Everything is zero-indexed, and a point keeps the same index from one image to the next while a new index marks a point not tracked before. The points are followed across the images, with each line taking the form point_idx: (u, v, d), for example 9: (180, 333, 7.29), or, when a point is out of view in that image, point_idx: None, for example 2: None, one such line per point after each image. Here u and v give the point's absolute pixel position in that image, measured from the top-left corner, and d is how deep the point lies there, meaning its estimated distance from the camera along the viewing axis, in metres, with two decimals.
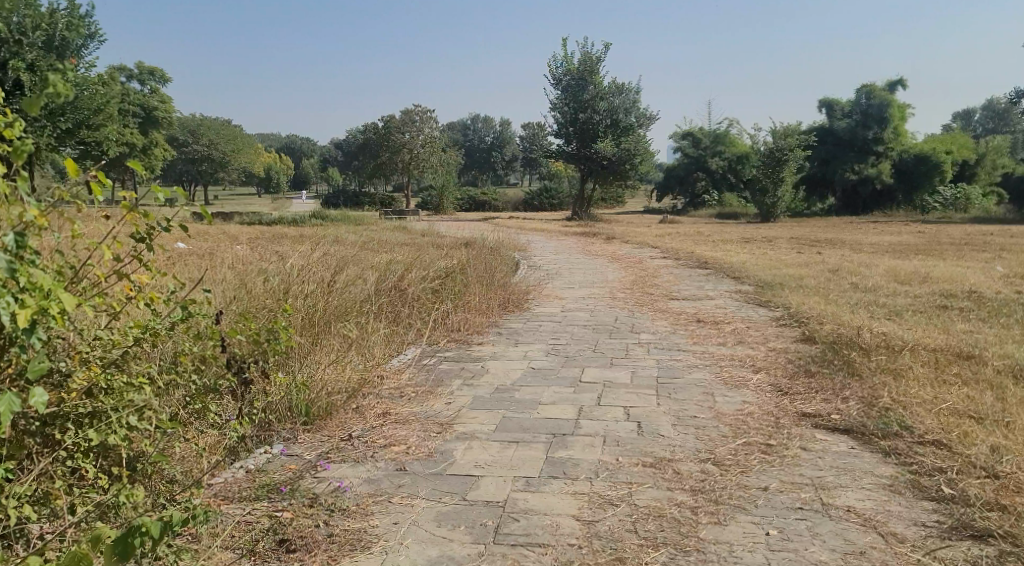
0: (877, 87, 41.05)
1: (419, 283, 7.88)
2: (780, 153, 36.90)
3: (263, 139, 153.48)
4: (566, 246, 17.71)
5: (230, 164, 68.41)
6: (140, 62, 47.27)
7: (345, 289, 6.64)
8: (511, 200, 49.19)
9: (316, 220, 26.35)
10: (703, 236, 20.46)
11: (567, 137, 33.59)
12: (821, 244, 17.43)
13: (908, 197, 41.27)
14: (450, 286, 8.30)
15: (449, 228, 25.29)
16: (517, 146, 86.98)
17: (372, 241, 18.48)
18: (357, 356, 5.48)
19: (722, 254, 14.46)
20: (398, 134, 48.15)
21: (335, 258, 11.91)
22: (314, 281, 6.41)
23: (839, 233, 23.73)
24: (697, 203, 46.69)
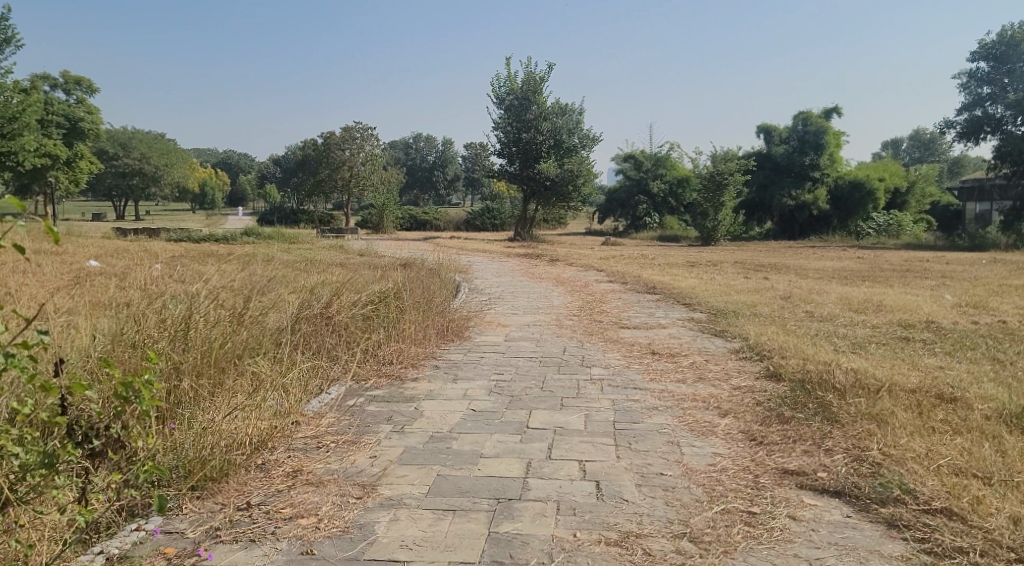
0: (813, 114, 42.05)
1: (350, 309, 7.03)
2: (721, 178, 37.25)
3: (197, 153, 149.01)
4: (508, 268, 17.14)
5: (162, 178, 65.70)
6: (65, 70, 44.68)
7: (260, 318, 5.77)
8: (452, 220, 48.48)
9: (248, 238, 25.10)
10: (648, 258, 20.20)
11: (509, 157, 33.15)
12: (767, 269, 17.29)
13: (842, 222, 42.28)
14: (383, 313, 7.48)
15: (388, 248, 24.45)
16: (459, 165, 86.53)
17: (306, 261, 17.52)
18: (268, 398, 4.63)
19: (668, 279, 14.06)
20: (337, 151, 46.99)
21: (260, 281, 10.95)
22: (222, 308, 5.52)
23: (782, 257, 23.84)
24: (638, 225, 46.85)
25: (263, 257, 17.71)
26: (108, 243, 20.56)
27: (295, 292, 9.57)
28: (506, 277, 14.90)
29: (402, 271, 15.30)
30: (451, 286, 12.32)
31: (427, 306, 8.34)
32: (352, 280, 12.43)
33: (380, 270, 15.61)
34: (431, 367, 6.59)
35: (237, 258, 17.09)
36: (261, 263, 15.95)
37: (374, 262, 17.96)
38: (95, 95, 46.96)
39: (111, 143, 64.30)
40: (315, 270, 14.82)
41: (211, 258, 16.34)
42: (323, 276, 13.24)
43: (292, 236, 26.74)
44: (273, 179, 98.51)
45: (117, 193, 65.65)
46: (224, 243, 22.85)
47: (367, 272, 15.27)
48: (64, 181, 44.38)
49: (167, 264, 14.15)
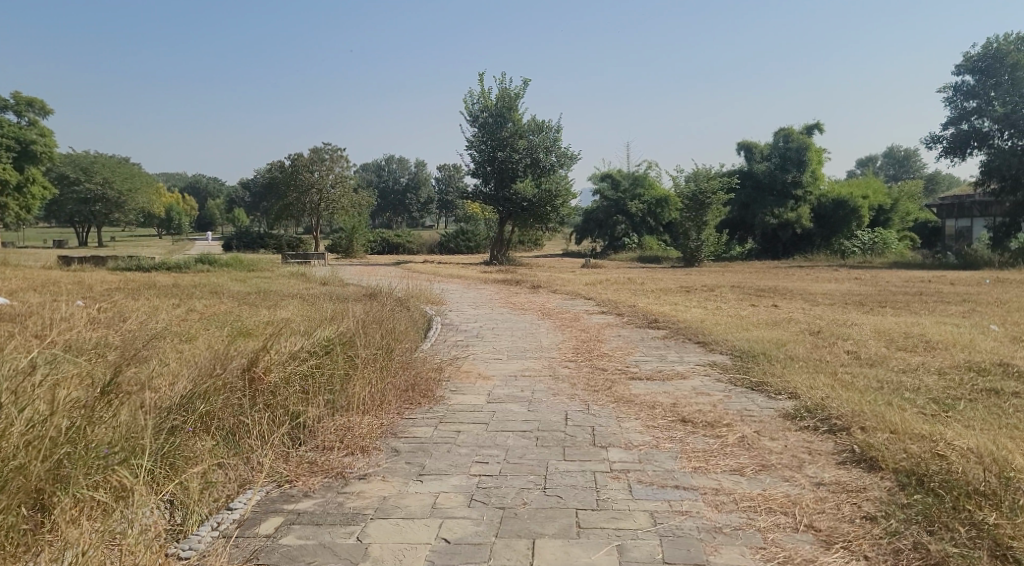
0: (794, 131, 41.14)
1: (280, 370, 5.20)
2: (703, 197, 35.98)
3: (165, 178, 146.06)
4: (487, 297, 15.46)
5: (126, 204, 63.00)
6: (15, 91, 42.41)
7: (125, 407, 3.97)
8: (426, 243, 46.76)
9: (203, 266, 23.14)
10: (637, 283, 18.62)
11: (484, 177, 31.58)
12: (770, 295, 15.75)
13: (827, 241, 41.23)
14: (328, 372, 5.64)
15: (356, 275, 22.63)
16: (432, 186, 84.95)
17: (261, 292, 15.67)
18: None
19: (668, 308, 12.43)
20: (305, 173, 45.14)
21: (198, 325, 9.14)
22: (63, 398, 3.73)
23: (777, 280, 22.39)
24: (617, 246, 45.45)
25: (213, 289, 15.84)
26: (40, 274, 18.51)
27: (232, 338, 7.77)
28: (485, 309, 13.19)
29: (368, 303, 13.56)
30: (422, 324, 10.57)
31: (388, 351, 6.58)
32: (314, 316, 10.67)
33: (344, 303, 13.85)
34: (389, 449, 4.78)
35: (182, 290, 15.20)
36: (209, 296, 14.13)
37: (337, 292, 16.16)
38: (48, 116, 44.58)
39: (71, 167, 61.67)
40: (271, 304, 13.10)
41: (150, 291, 14.47)
42: (275, 312, 11.44)
43: (252, 263, 24.83)
44: (242, 203, 95.92)
45: (78, 220, 63.00)
46: (174, 272, 20.91)
47: (329, 305, 13.52)
48: (14, 208, 41.91)
49: (95, 299, 12.26)
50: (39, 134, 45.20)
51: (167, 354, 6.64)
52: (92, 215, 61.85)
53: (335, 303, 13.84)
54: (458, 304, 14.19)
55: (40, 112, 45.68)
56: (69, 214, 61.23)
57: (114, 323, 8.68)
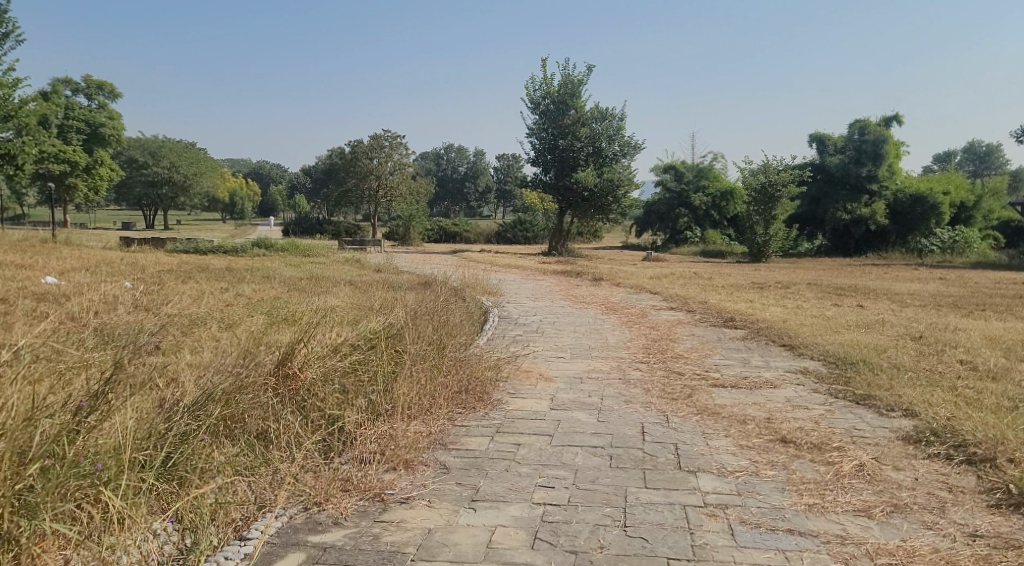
0: (870, 122, 39.16)
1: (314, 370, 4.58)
2: (772, 190, 34.39)
3: (231, 164, 149.80)
4: (546, 289, 14.71)
5: (192, 188, 64.37)
6: (87, 74, 43.46)
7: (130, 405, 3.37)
8: (483, 232, 46.26)
9: (259, 251, 23.02)
10: (704, 279, 17.59)
11: (544, 165, 30.78)
12: (852, 294, 14.56)
13: (902, 239, 39.03)
14: (371, 372, 4.99)
15: (411, 263, 22.17)
16: (491, 176, 84.47)
17: (314, 278, 15.28)
18: None
19: (743, 305, 11.47)
20: (364, 160, 45.09)
21: (243, 311, 8.67)
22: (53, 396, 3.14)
23: (853, 279, 21.00)
24: (678, 240, 44.09)
25: (266, 273, 15.52)
26: (99, 253, 18.57)
27: (275, 326, 7.23)
28: (544, 302, 12.46)
29: (422, 292, 12.98)
30: (479, 317, 9.91)
31: (439, 348, 5.90)
32: (365, 305, 10.13)
33: (397, 291, 13.30)
34: (437, 464, 4.08)
35: (235, 274, 14.92)
36: (260, 281, 13.77)
37: (391, 280, 15.65)
38: (117, 100, 45.62)
39: (140, 151, 63.29)
40: (322, 290, 12.64)
41: (201, 273, 14.22)
42: (325, 300, 10.96)
43: (308, 248, 24.65)
44: (304, 190, 97.39)
45: (146, 203, 64.74)
46: (230, 256, 20.82)
47: (382, 293, 12.99)
48: (83, 189, 43.08)
49: (144, 280, 11.97)
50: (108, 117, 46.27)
51: (203, 345, 6.11)
52: (159, 199, 63.44)
53: (388, 291, 13.29)
54: (515, 295, 13.48)
55: (110, 95, 46.78)
56: (137, 197, 62.93)
57: (156, 307, 8.26)
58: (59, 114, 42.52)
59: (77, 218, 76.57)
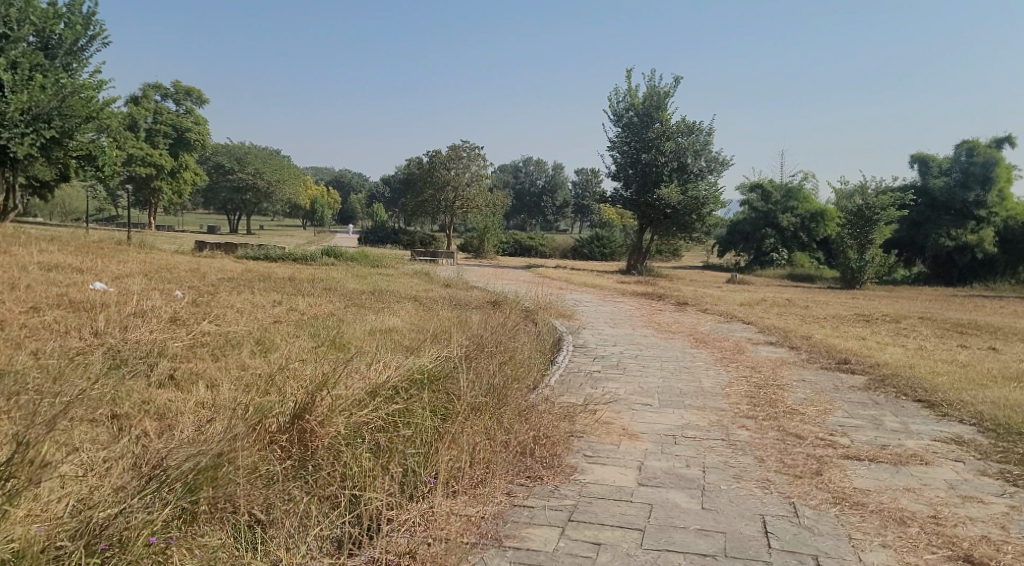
0: (979, 144, 36.11)
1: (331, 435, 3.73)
2: (869, 212, 31.95)
3: (317, 172, 153.94)
4: (625, 314, 13.43)
5: (276, 194, 65.75)
6: (176, 81, 45.10)
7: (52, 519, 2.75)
8: (559, 247, 45.25)
9: (329, 260, 22.66)
10: (803, 308, 15.85)
11: (625, 181, 29.50)
12: (978, 332, 12.66)
13: (1013, 269, 35.35)
14: (406, 436, 4.06)
15: (483, 278, 21.25)
16: (569, 191, 83.23)
17: (380, 292, 14.55)
18: None
19: (856, 343, 9.88)
20: (442, 171, 44.81)
21: (291, 333, 7.96)
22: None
23: (968, 312, 18.81)
24: (764, 261, 41.84)
25: (329, 285, 14.92)
26: (169, 258, 18.51)
27: (318, 357, 6.35)
28: (625, 329, 11.21)
29: (490, 314, 11.95)
30: (551, 349, 8.83)
31: (498, 393, 4.88)
32: (426, 326, 9.28)
33: (464, 311, 12.36)
34: None
35: (297, 285, 14.36)
36: (322, 294, 13.13)
37: (458, 297, 14.72)
38: (204, 106, 47.05)
39: (228, 157, 65.27)
40: (385, 306, 11.84)
41: (262, 284, 13.66)
42: (385, 318, 10.12)
43: (379, 258, 24.15)
44: (383, 199, 98.60)
45: (233, 208, 66.74)
46: (298, 265, 20.47)
47: (450, 312, 12.10)
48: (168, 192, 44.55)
49: (199, 290, 11.48)
50: (194, 122, 47.67)
51: (225, 376, 5.29)
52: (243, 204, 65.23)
53: (454, 310, 12.36)
54: (591, 320, 12.28)
55: (198, 101, 48.24)
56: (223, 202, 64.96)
57: (196, 325, 7.61)
58: (149, 118, 44.16)
59: (169, 221, 79.99)
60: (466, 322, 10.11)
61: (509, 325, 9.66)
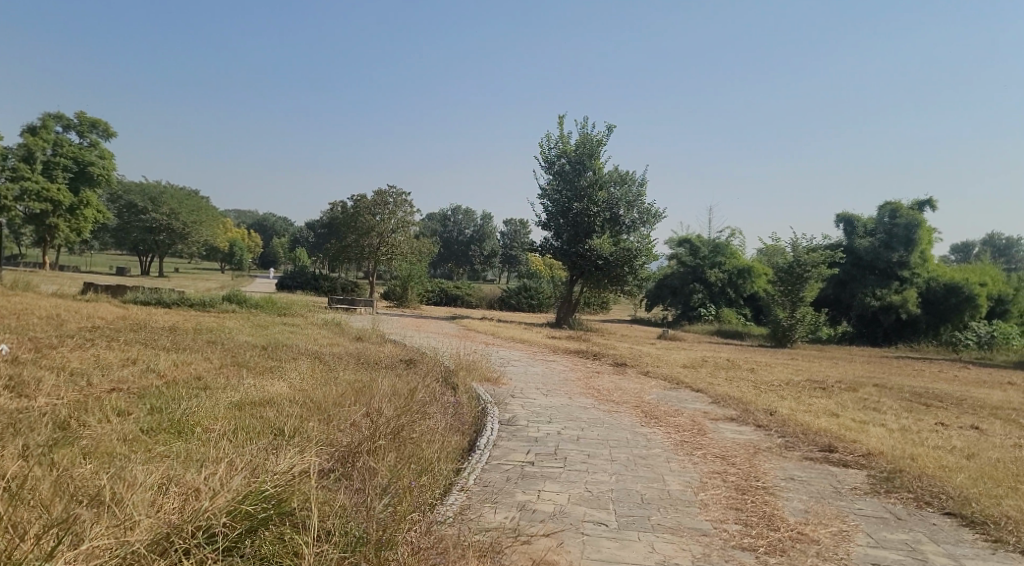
0: (902, 206, 36.66)
1: None
2: (800, 269, 31.47)
3: (240, 215, 149.31)
4: (559, 377, 11.75)
5: (191, 236, 62.16)
6: (80, 111, 42.11)
7: None
8: (486, 296, 43.77)
9: (229, 308, 20.32)
10: (747, 370, 14.54)
11: (556, 230, 28.23)
12: (942, 403, 11.48)
13: (935, 330, 35.61)
14: None
15: (400, 330, 19.32)
16: (497, 240, 82.46)
17: (274, 346, 12.48)
18: None
19: (828, 419, 8.44)
20: (366, 215, 42.88)
21: (119, 408, 5.92)
22: None
23: (908, 375, 17.98)
24: (691, 316, 41.21)
25: (215, 338, 12.76)
26: (32, 302, 15.92)
27: (131, 459, 4.47)
28: (561, 397, 9.51)
29: (401, 377, 10.08)
30: (468, 431, 7.05)
31: (369, 551, 3.42)
32: (314, 397, 7.37)
33: (371, 372, 10.44)
34: None
35: (174, 337, 12.15)
36: (200, 349, 10.97)
37: (368, 353, 12.78)
38: (110, 140, 43.99)
39: (141, 196, 61.46)
40: (274, 365, 9.82)
41: (131, 335, 11.44)
42: (266, 382, 8.13)
43: (288, 306, 21.94)
44: (307, 244, 95.65)
45: (143, 249, 62.75)
46: (191, 313, 18.10)
47: (353, 372, 10.16)
48: (65, 230, 41.08)
49: (37, 344, 9.22)
50: (99, 155, 44.43)
51: None
52: (155, 245, 61.41)
53: (359, 371, 10.43)
54: (520, 385, 10.52)
55: (103, 134, 45.15)
56: (132, 242, 60.94)
57: None
58: (47, 150, 40.85)
59: (70, 261, 74.80)
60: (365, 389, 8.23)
61: (416, 393, 7.83)
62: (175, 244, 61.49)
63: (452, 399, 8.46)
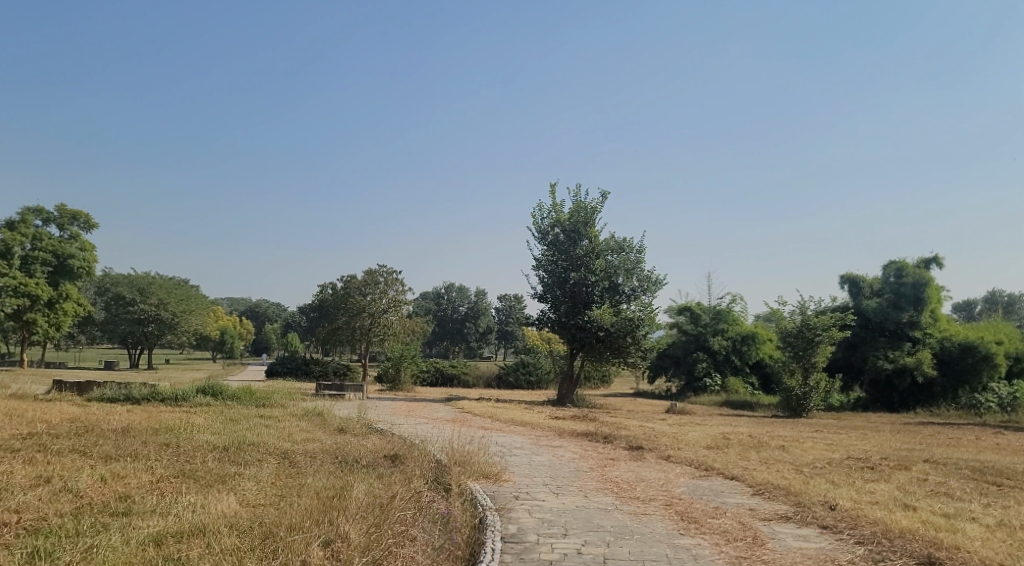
0: (907, 264, 35.63)
1: None
2: (810, 333, 30.04)
3: (233, 302, 148.03)
4: (568, 467, 10.14)
5: (180, 326, 60.55)
6: (60, 204, 41.26)
7: None
8: (483, 374, 42.03)
9: (202, 402, 18.62)
10: (778, 449, 12.86)
11: (553, 302, 26.89)
12: (1013, 481, 9.89)
13: (952, 393, 33.95)
14: None
15: (389, 417, 17.61)
16: (492, 317, 81.15)
17: (239, 447, 10.84)
18: None
19: (904, 512, 6.91)
20: (356, 296, 41.58)
21: None
22: None
23: (948, 445, 16.36)
24: (697, 387, 39.43)
25: (171, 439, 11.13)
26: None
27: None
28: (575, 497, 7.92)
29: (381, 480, 8.47)
30: (460, 564, 5.45)
31: None
32: (259, 520, 5.84)
33: (346, 473, 8.83)
34: None
35: (121, 442, 10.51)
36: (147, 455, 9.44)
37: (347, 448, 11.14)
38: (92, 231, 42.99)
39: (127, 287, 60.17)
40: (230, 474, 8.28)
41: (68, 442, 9.82)
42: (208, 500, 6.59)
43: (268, 396, 20.26)
44: (299, 328, 94.12)
45: (132, 341, 61.10)
46: (157, 409, 16.42)
47: (325, 475, 8.58)
48: (43, 325, 39.51)
49: None
50: (79, 247, 43.37)
51: None
52: (143, 336, 59.76)
53: (333, 473, 8.83)
54: (524, 480, 8.92)
55: (84, 226, 44.24)
56: (119, 335, 59.30)
57: None
58: (26, 245, 39.76)
59: (57, 357, 72.84)
60: (331, 504, 6.65)
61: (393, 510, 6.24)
62: (164, 334, 59.86)
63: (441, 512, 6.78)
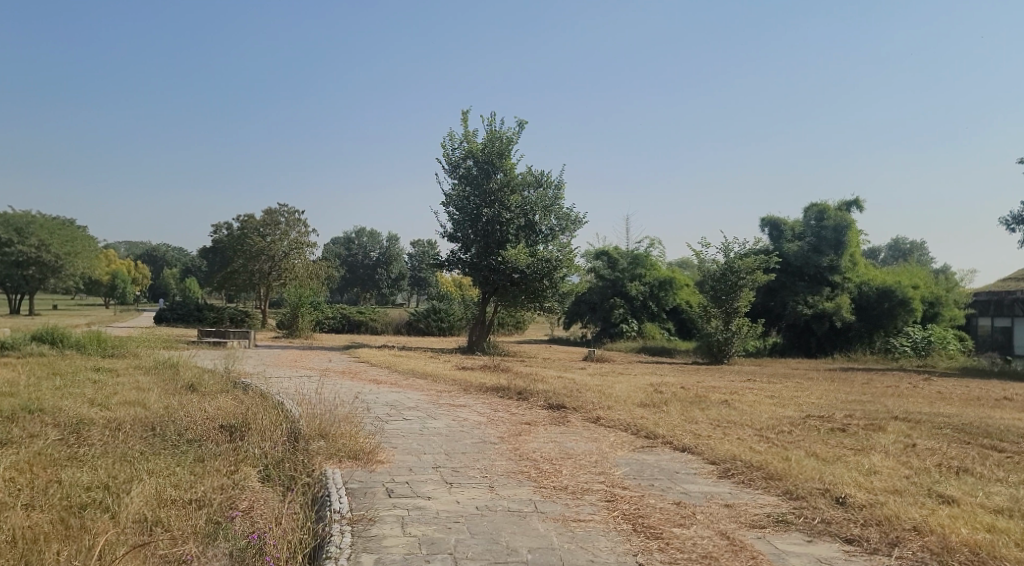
0: (829, 208, 34.75)
1: None
2: (734, 277, 28.66)
3: (130, 246, 138.79)
4: (471, 438, 7.66)
5: (65, 269, 54.46)
6: None
7: None
8: (393, 320, 38.97)
9: (33, 351, 15.10)
10: (723, 406, 10.85)
11: (463, 241, 24.24)
12: (1008, 444, 8.15)
13: (869, 338, 33.62)
14: None
15: (264, 369, 14.63)
16: (405, 263, 77.98)
17: (17, 412, 7.76)
18: None
19: (947, 508, 4.83)
20: (253, 236, 37.76)
21: None
22: None
23: (889, 396, 14.96)
24: (613, 333, 37.75)
25: None
26: None
27: None
28: (476, 488, 5.46)
29: (195, 467, 5.76)
30: None
31: None
32: None
33: (147, 455, 6.05)
34: None
35: None
36: None
37: (179, 412, 8.29)
38: None
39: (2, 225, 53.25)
40: None
41: None
42: None
43: (122, 345, 16.84)
44: (200, 274, 88.18)
45: (8, 285, 54.59)
46: None
47: (106, 458, 5.75)
48: None
49: None
50: None
51: None
52: (22, 280, 53.46)
53: (127, 454, 6.04)
54: (407, 461, 6.37)
55: None
56: None
57: None
58: None
59: None
60: (49, 542, 3.86)
61: None
62: (46, 279, 53.66)
63: (249, 549, 4.03)
